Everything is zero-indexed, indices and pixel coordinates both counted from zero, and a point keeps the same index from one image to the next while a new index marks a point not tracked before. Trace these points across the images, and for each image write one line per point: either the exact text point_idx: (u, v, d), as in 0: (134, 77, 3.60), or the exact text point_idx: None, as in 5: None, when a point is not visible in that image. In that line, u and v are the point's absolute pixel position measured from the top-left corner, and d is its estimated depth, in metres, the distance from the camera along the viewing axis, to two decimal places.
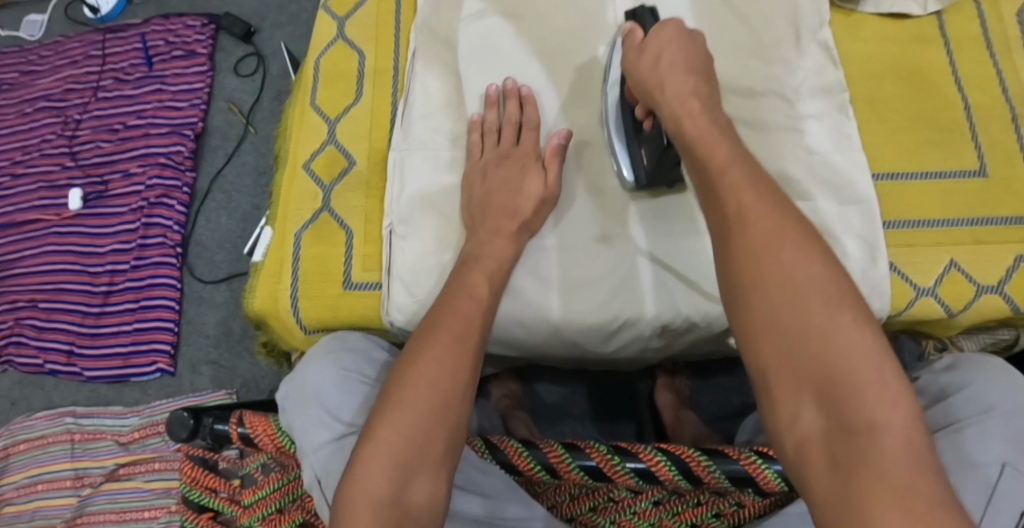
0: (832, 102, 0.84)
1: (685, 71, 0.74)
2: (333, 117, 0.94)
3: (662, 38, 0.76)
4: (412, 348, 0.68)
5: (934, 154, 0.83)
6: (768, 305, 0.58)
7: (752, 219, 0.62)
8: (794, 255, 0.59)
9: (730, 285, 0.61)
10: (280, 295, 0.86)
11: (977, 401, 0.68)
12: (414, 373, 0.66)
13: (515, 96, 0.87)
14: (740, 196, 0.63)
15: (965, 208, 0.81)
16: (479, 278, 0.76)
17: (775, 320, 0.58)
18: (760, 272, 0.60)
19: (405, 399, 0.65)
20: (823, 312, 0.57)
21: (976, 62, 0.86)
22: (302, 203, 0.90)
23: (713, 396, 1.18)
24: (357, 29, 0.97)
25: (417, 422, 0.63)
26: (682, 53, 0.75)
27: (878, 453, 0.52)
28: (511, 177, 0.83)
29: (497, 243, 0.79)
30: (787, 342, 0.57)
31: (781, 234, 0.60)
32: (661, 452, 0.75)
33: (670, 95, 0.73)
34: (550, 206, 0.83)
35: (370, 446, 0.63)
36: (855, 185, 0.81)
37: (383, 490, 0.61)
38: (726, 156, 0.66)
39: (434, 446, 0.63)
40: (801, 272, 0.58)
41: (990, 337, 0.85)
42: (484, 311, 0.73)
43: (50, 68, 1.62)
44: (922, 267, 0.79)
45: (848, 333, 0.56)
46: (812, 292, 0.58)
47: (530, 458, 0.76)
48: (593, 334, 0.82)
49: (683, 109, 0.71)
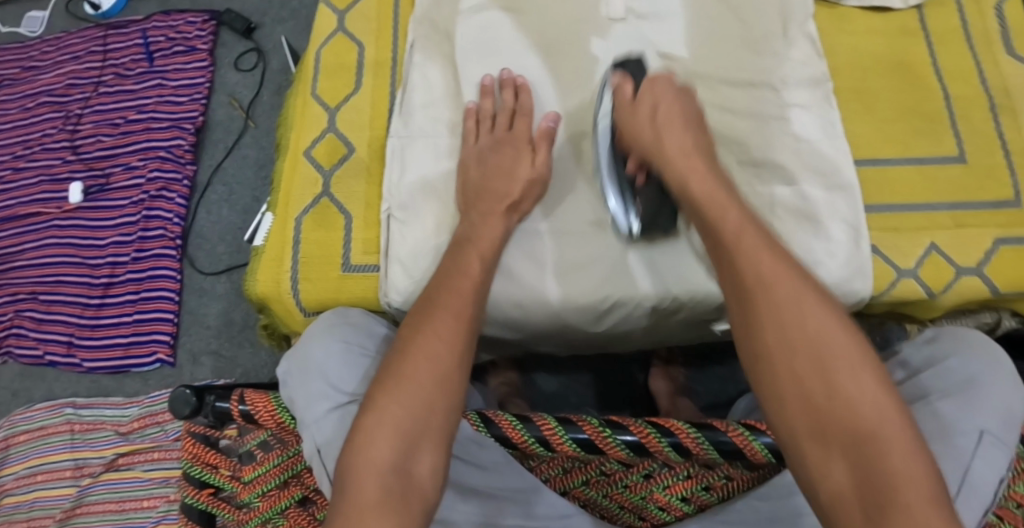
0: (819, 92, 0.87)
1: (681, 127, 0.79)
2: (334, 106, 0.96)
3: (655, 92, 0.82)
4: (412, 324, 0.71)
5: (918, 141, 0.85)
6: (793, 365, 0.63)
7: (772, 283, 0.66)
8: (817, 322, 0.63)
9: (753, 347, 0.65)
10: (281, 279, 0.88)
11: (959, 373, 0.70)
12: (414, 348, 0.69)
13: (512, 86, 0.89)
14: (759, 263, 0.67)
15: (946, 193, 0.84)
16: (473, 260, 0.78)
17: (801, 381, 0.62)
18: (784, 335, 0.64)
19: (407, 373, 0.67)
20: (848, 377, 0.61)
21: (958, 53, 0.89)
22: (303, 189, 0.92)
23: (708, 384, 1.21)
24: (358, 23, 1.00)
25: (419, 395, 0.66)
26: (676, 106, 0.81)
27: (908, 503, 0.56)
28: (505, 162, 0.85)
29: (489, 223, 0.81)
30: (815, 402, 0.61)
31: (800, 300, 0.65)
32: (651, 425, 0.78)
33: (672, 152, 0.78)
34: (540, 189, 0.86)
35: (373, 417, 0.65)
36: (840, 171, 0.83)
37: (388, 459, 0.63)
38: (738, 218, 0.71)
39: (435, 418, 0.66)
40: (824, 335, 0.63)
41: (972, 320, 0.88)
42: (478, 287, 0.75)
43: (52, 63, 1.64)
44: (903, 249, 0.82)
45: (873, 395, 0.60)
46: (836, 356, 0.62)
47: (525, 432, 0.79)
48: (585, 314, 0.85)
49: (687, 166, 0.77)
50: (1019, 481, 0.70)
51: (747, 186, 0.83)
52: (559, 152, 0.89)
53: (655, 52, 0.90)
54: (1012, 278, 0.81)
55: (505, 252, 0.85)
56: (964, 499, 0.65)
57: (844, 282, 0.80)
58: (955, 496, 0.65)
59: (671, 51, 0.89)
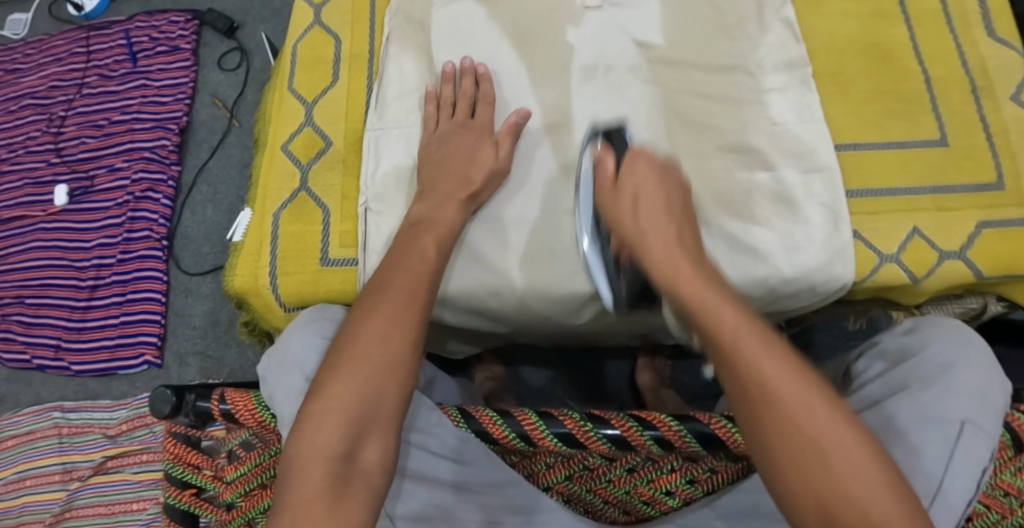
0: (796, 76, 0.86)
1: (664, 215, 0.73)
2: (311, 101, 0.95)
3: (637, 177, 0.76)
4: (363, 306, 0.70)
5: (897, 125, 0.84)
6: (804, 473, 0.58)
7: (773, 385, 0.60)
8: (824, 424, 0.59)
9: (759, 446, 0.60)
10: (259, 274, 0.87)
11: (937, 362, 0.70)
12: (364, 331, 0.67)
13: (471, 74, 0.89)
14: (759, 365, 0.61)
15: (927, 177, 0.83)
16: (429, 242, 0.77)
17: (810, 484, 0.58)
18: (792, 442, 0.59)
19: (357, 357, 0.66)
20: (857, 483, 0.57)
21: (938, 36, 0.88)
22: (281, 184, 0.91)
23: (693, 375, 1.21)
24: (333, 16, 0.99)
25: (368, 379, 0.65)
26: (659, 190, 0.75)
27: None
28: (466, 147, 0.85)
29: (446, 209, 0.80)
30: (826, 506, 0.57)
31: (805, 402, 0.60)
32: (634, 419, 0.79)
33: (656, 246, 0.71)
34: (501, 180, 0.85)
35: (323, 401, 0.64)
36: (817, 154, 0.83)
37: (334, 445, 0.62)
38: (734, 316, 0.64)
39: (384, 403, 0.65)
40: (831, 435, 0.59)
41: (959, 305, 0.87)
42: (433, 272, 0.74)
43: (35, 66, 1.63)
44: (885, 234, 0.81)
45: (884, 496, 0.56)
46: (846, 460, 0.58)
47: (506, 427, 0.79)
48: (565, 305, 0.84)
49: (672, 266, 0.69)
50: (1004, 470, 0.69)
51: (722, 173, 0.83)
52: (523, 146, 0.87)
53: (631, 41, 0.89)
54: (995, 261, 0.80)
55: (468, 229, 0.84)
56: (947, 489, 0.64)
57: (825, 266, 0.79)
58: (939, 486, 0.64)
59: (647, 39, 0.89)
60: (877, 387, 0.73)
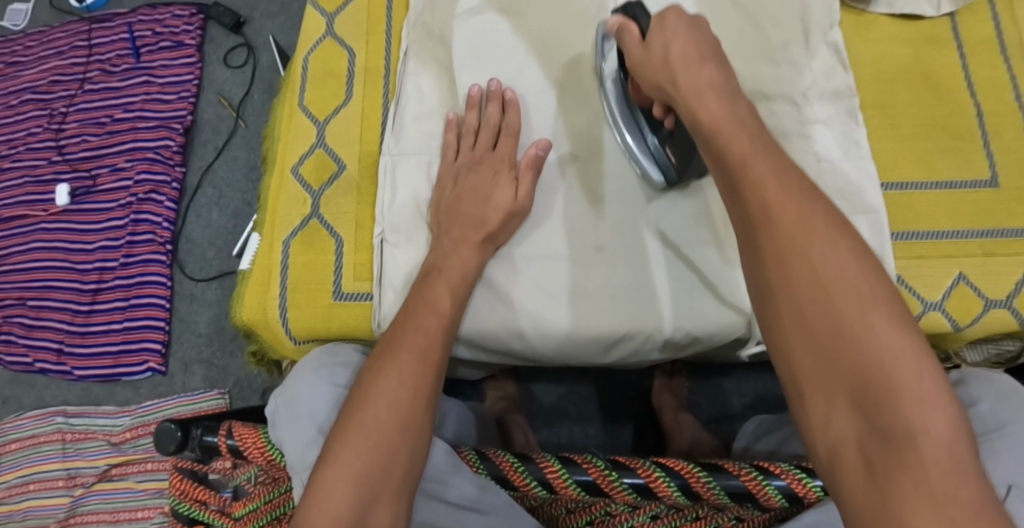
0: (841, 107, 0.81)
1: (699, 63, 0.69)
2: (323, 119, 0.91)
3: (665, 31, 0.72)
4: (373, 366, 0.68)
5: (944, 163, 0.80)
6: (796, 298, 0.57)
7: (776, 209, 0.60)
8: (824, 252, 0.58)
9: (756, 275, 0.60)
10: (269, 305, 0.84)
11: (984, 422, 0.66)
12: (375, 391, 0.65)
13: (498, 99, 0.84)
14: (764, 189, 0.61)
15: (975, 219, 0.78)
16: (443, 291, 0.74)
17: (803, 316, 0.57)
18: (788, 266, 0.58)
19: (367, 419, 0.64)
20: (857, 316, 0.55)
21: (991, 66, 0.83)
22: (291, 210, 0.87)
23: (710, 397, 1.17)
24: (348, 26, 0.94)
25: (377, 440, 0.63)
26: (689, 43, 0.70)
27: (918, 457, 0.51)
28: (483, 186, 0.81)
29: (461, 252, 0.77)
30: (818, 340, 0.56)
31: (808, 229, 0.59)
32: (659, 467, 0.74)
33: (687, 91, 0.69)
34: (520, 220, 0.81)
35: (331, 467, 0.62)
36: (863, 195, 0.78)
37: (344, 513, 0.60)
38: (746, 147, 0.64)
39: (396, 465, 0.62)
40: (830, 263, 0.58)
41: (994, 348, 0.83)
42: (447, 328, 0.72)
43: (35, 59, 1.58)
44: (929, 280, 0.77)
45: (884, 327, 0.55)
46: (845, 291, 0.56)
47: (526, 474, 0.74)
48: (591, 348, 0.80)
49: (699, 102, 0.67)
50: None
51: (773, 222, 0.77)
52: (546, 179, 0.83)
53: None
54: None
55: (487, 266, 0.81)
56: None
57: None
58: None
59: None
60: None
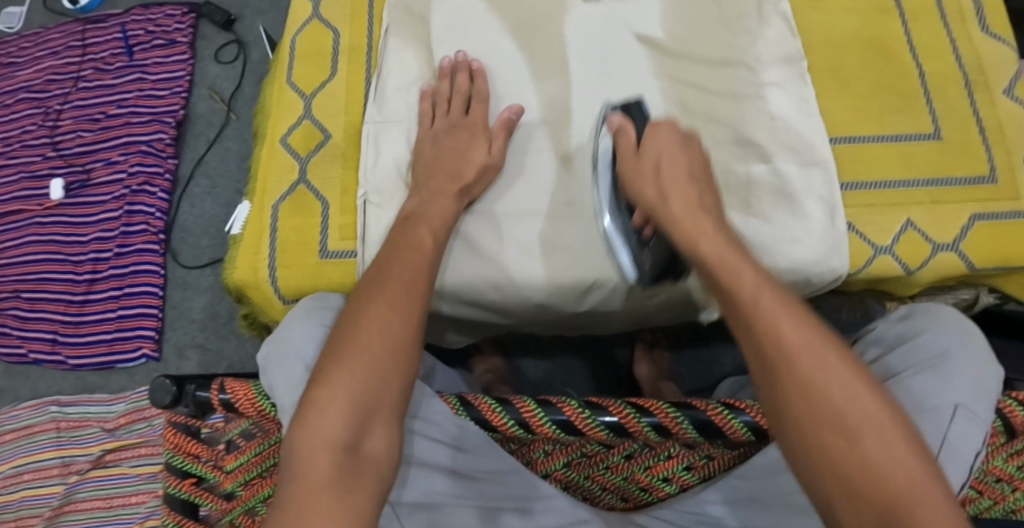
0: (793, 70, 0.86)
1: (686, 181, 0.74)
2: (309, 93, 0.96)
3: (657, 142, 0.77)
4: (362, 296, 0.71)
5: (891, 119, 0.85)
6: (820, 430, 0.59)
7: (790, 343, 0.61)
8: (845, 392, 0.59)
9: (775, 407, 0.61)
10: (259, 266, 0.88)
11: (931, 349, 0.70)
12: (366, 320, 0.69)
13: (466, 70, 0.89)
14: (779, 326, 0.61)
15: (923, 170, 0.83)
16: (425, 233, 0.78)
17: (828, 449, 0.58)
18: (809, 401, 0.59)
19: (360, 346, 0.68)
20: (877, 448, 0.57)
21: (934, 30, 0.89)
22: (281, 176, 0.92)
23: (692, 367, 1.22)
24: (333, 9, 0.99)
25: (370, 365, 0.67)
26: (680, 155, 0.76)
27: None
28: (459, 144, 0.85)
29: (439, 202, 0.81)
30: (844, 474, 0.57)
31: (827, 368, 0.60)
32: (632, 406, 0.78)
33: (675, 209, 0.72)
34: (493, 174, 0.85)
35: (326, 387, 0.66)
36: (814, 148, 0.83)
37: (339, 434, 0.64)
38: (753, 278, 0.64)
39: (388, 390, 0.67)
40: (853, 400, 0.59)
41: (952, 297, 0.89)
42: (431, 261, 0.76)
43: (30, 59, 1.62)
44: (879, 226, 0.82)
45: (902, 456, 0.57)
46: (870, 429, 0.58)
47: (504, 414, 0.78)
48: (563, 296, 0.85)
49: (695, 228, 0.70)
50: (997, 456, 0.69)
51: (722, 166, 0.83)
52: (518, 143, 0.88)
53: (631, 35, 0.90)
54: (986, 253, 0.81)
55: (462, 222, 0.85)
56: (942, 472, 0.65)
57: (822, 259, 0.80)
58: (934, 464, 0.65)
59: (647, 33, 0.89)
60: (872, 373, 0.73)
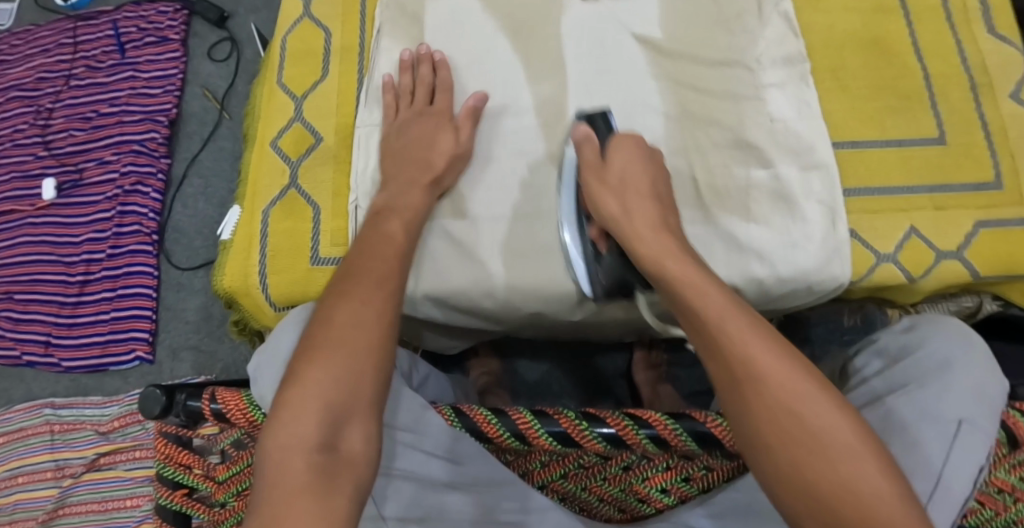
0: (794, 71, 0.84)
1: (646, 197, 0.74)
2: (301, 95, 0.94)
3: (619, 158, 0.77)
4: (335, 291, 0.69)
5: (895, 122, 0.83)
6: (793, 456, 0.57)
7: (760, 364, 0.60)
8: (815, 413, 0.58)
9: (743, 428, 0.60)
10: (249, 273, 0.86)
11: (933, 362, 0.69)
12: (338, 315, 0.67)
13: (427, 61, 0.88)
14: (746, 346, 0.61)
15: (926, 175, 0.81)
16: (397, 226, 0.76)
17: (802, 476, 0.57)
18: (780, 426, 0.58)
19: (333, 341, 0.65)
20: (852, 474, 0.56)
21: (938, 31, 0.87)
22: (272, 179, 0.90)
23: (691, 370, 1.20)
24: (323, 7, 0.97)
25: (344, 363, 0.64)
26: (644, 172, 0.76)
27: None
28: (426, 134, 0.84)
29: (410, 194, 0.79)
30: (817, 501, 0.56)
31: (798, 391, 0.59)
32: (629, 417, 0.76)
33: (640, 226, 0.72)
34: (461, 165, 0.84)
35: (300, 386, 0.63)
36: (815, 152, 0.81)
37: (314, 434, 0.62)
38: (718, 300, 0.64)
39: (364, 386, 0.64)
40: (821, 422, 0.58)
41: (955, 303, 0.88)
42: (402, 255, 0.74)
43: (21, 57, 1.60)
44: (881, 232, 0.80)
45: (874, 478, 0.55)
46: (843, 456, 0.56)
47: (500, 426, 0.77)
48: (556, 304, 0.83)
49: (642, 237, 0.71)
50: (1000, 467, 0.67)
51: (722, 170, 0.81)
52: (484, 130, 0.87)
53: (628, 34, 0.87)
54: (991, 260, 0.79)
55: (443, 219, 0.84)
56: (933, 510, 0.62)
57: (824, 265, 0.78)
58: (927, 501, 0.62)
59: (645, 33, 0.87)
60: (875, 385, 0.72)
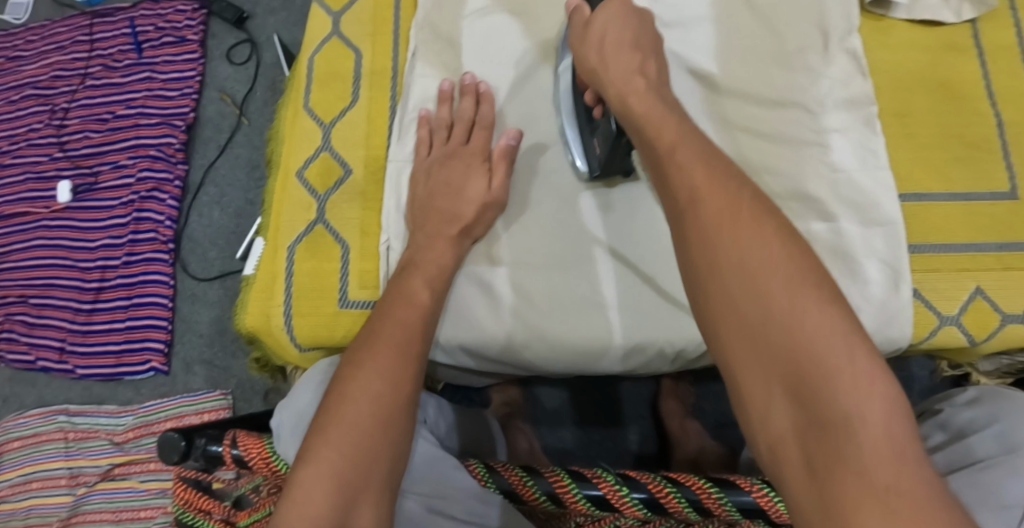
0: (858, 115, 0.79)
1: (630, 50, 0.73)
2: (328, 122, 0.90)
3: (606, 16, 0.75)
4: (351, 362, 0.66)
5: (961, 175, 0.79)
6: (727, 287, 0.55)
7: (705, 195, 0.59)
8: (756, 247, 0.56)
9: (686, 269, 0.59)
10: (273, 313, 0.83)
11: (1002, 439, 0.65)
12: (354, 388, 0.64)
13: (472, 93, 0.84)
14: (692, 179, 0.60)
15: (993, 233, 0.77)
16: (420, 285, 0.73)
17: (735, 306, 0.55)
18: (717, 259, 0.56)
19: (347, 419, 0.62)
20: (787, 303, 0.53)
21: (1010, 74, 0.82)
22: (295, 214, 0.86)
23: (717, 401, 1.12)
24: (353, 25, 0.93)
25: (359, 441, 0.62)
26: (628, 28, 0.74)
27: (856, 447, 0.50)
28: (455, 178, 0.80)
29: (437, 247, 0.77)
30: (749, 333, 0.54)
31: (736, 219, 0.57)
32: (671, 483, 0.72)
33: (615, 73, 0.72)
34: (495, 212, 0.80)
35: (311, 467, 0.60)
36: (880, 206, 0.77)
37: (324, 518, 0.59)
38: (674, 134, 0.64)
39: (378, 466, 0.61)
40: (759, 253, 0.55)
41: (1007, 360, 0.81)
42: (427, 320, 0.71)
43: (37, 53, 1.56)
44: (946, 294, 0.76)
45: (815, 312, 0.53)
46: (778, 285, 0.54)
47: (534, 488, 0.72)
48: (580, 359, 0.79)
49: (630, 87, 0.70)
50: None
51: None
52: (517, 170, 0.83)
53: (681, 67, 0.81)
54: None
55: (468, 266, 0.80)
56: None
57: (881, 330, 0.74)
58: None
59: (699, 66, 0.81)
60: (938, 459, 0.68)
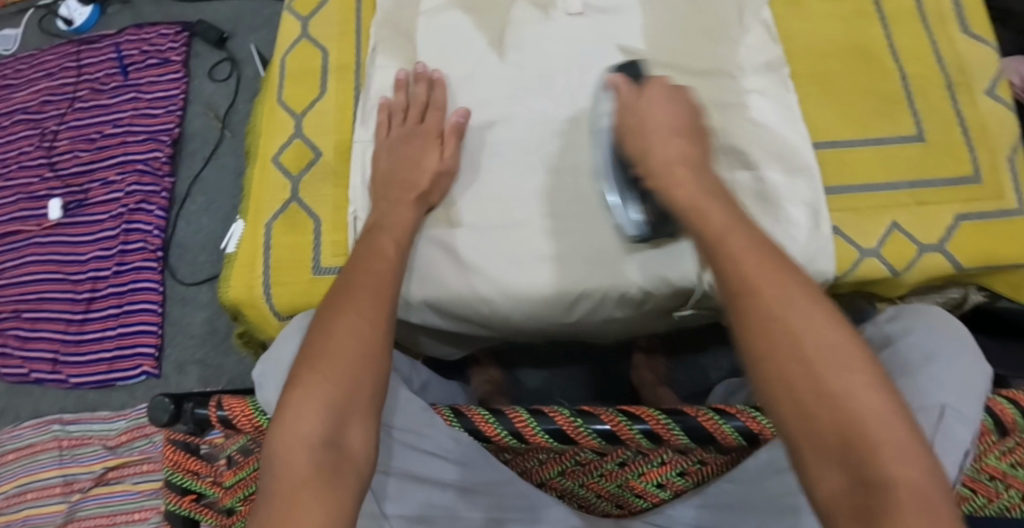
0: (774, 77, 0.88)
1: (670, 135, 0.73)
2: (299, 112, 0.97)
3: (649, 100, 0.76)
4: (331, 305, 0.72)
5: (877, 122, 0.87)
6: (780, 365, 0.56)
7: (757, 279, 0.59)
8: (806, 323, 0.57)
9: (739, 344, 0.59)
10: (254, 285, 0.89)
11: (916, 353, 0.71)
12: (336, 325, 0.70)
13: (425, 79, 0.91)
14: (734, 244, 0.62)
15: (907, 173, 0.86)
16: (387, 242, 0.80)
17: (786, 382, 0.56)
18: (767, 334, 0.57)
19: (330, 350, 0.69)
20: (836, 376, 0.55)
21: (912, 35, 0.91)
22: (274, 194, 0.93)
23: (689, 373, 1.20)
24: (321, 28, 1.01)
25: (340, 367, 0.68)
26: (672, 113, 0.75)
27: (899, 509, 0.51)
28: (413, 153, 0.87)
29: (400, 210, 0.84)
30: (800, 406, 0.55)
31: (788, 299, 0.58)
32: (623, 413, 0.76)
33: (656, 164, 0.72)
34: (449, 179, 0.88)
35: (298, 389, 0.67)
36: (799, 154, 0.85)
37: (314, 433, 0.65)
38: (722, 220, 0.64)
39: (362, 393, 0.67)
40: (812, 327, 0.57)
41: (941, 296, 0.90)
42: (396, 270, 0.78)
43: (26, 81, 1.64)
44: (865, 229, 0.84)
45: (866, 391, 0.55)
46: (827, 361, 0.56)
47: (497, 425, 0.77)
48: (553, 310, 0.86)
49: (672, 178, 0.70)
50: (989, 455, 0.68)
51: None
52: (467, 145, 0.90)
53: (619, 47, 0.89)
54: (972, 253, 0.83)
55: (427, 224, 0.88)
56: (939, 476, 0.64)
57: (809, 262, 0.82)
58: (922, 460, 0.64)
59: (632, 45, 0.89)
60: None
